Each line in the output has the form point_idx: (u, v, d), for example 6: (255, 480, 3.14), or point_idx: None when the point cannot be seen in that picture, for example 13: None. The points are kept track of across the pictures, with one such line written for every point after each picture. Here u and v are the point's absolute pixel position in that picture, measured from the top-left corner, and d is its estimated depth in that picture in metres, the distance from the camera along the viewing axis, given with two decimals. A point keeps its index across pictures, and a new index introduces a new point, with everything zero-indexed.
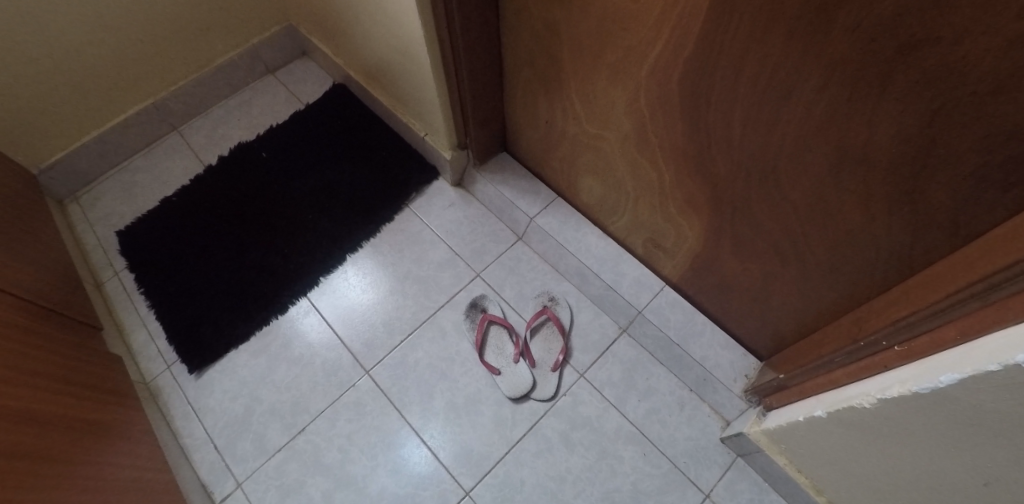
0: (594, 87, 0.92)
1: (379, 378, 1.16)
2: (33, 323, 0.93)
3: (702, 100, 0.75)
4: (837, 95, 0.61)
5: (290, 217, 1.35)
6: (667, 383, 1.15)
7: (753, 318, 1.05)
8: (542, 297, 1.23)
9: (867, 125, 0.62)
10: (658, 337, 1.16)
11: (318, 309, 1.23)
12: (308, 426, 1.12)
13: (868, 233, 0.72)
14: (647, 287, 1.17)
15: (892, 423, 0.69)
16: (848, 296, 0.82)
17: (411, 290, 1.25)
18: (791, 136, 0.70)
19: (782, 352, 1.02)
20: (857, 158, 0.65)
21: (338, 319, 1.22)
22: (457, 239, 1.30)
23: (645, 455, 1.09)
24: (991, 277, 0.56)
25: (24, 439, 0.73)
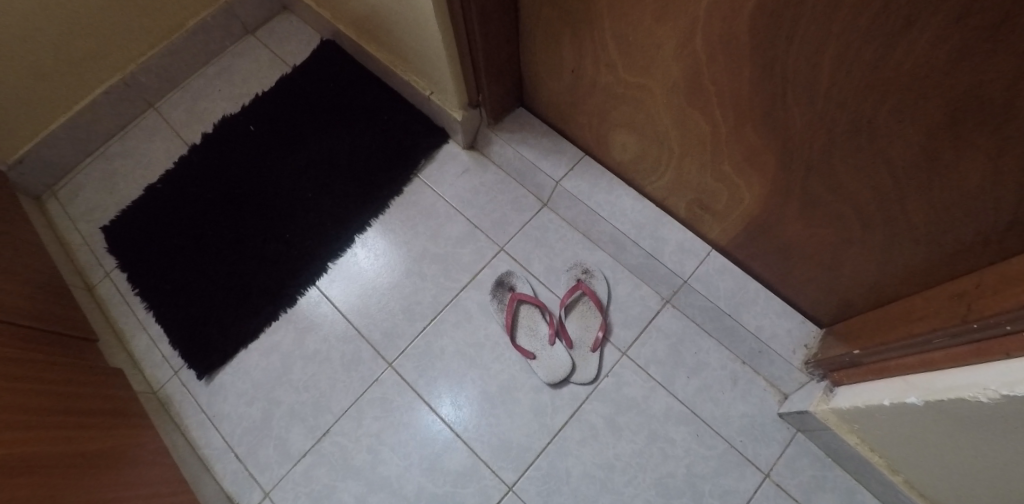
0: (636, 30, 0.77)
1: (403, 371, 1.06)
2: (23, 350, 0.84)
3: (782, 38, 0.60)
4: (973, 32, 0.46)
5: (288, 197, 1.23)
6: (718, 356, 1.05)
7: (818, 285, 0.94)
8: (575, 269, 1.11)
9: (1011, 70, 0.47)
10: (706, 307, 1.05)
11: (334, 288, 1.14)
12: (332, 427, 1.04)
13: (987, 198, 0.58)
14: (692, 253, 1.05)
15: (1015, 420, 0.58)
16: (949, 264, 0.69)
17: (430, 270, 1.13)
18: (898, 83, 0.55)
19: (854, 321, 0.91)
20: (987, 111, 0.51)
21: (352, 287, 1.14)
22: (474, 210, 1.17)
23: (698, 437, 1.01)
24: None
25: (32, 489, 0.66)
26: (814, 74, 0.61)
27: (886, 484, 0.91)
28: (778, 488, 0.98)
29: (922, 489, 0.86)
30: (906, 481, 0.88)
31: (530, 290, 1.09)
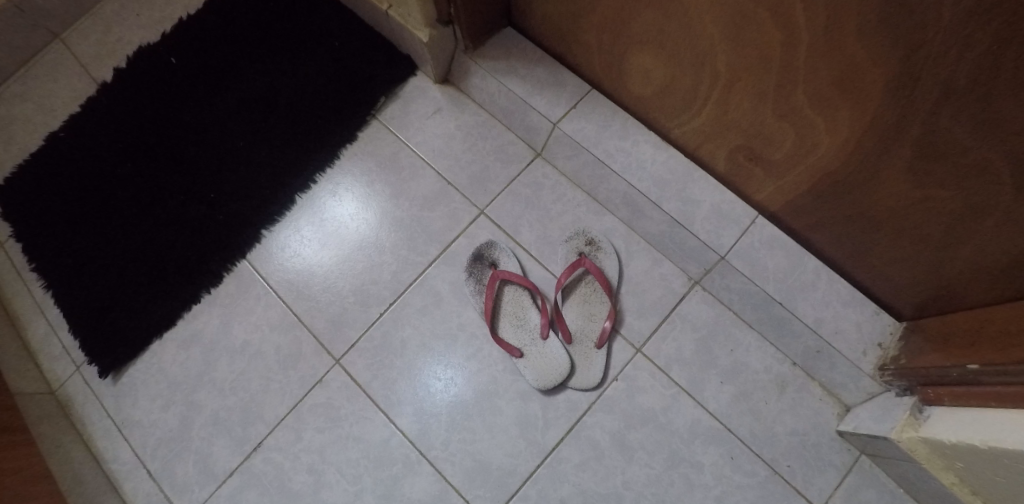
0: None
1: (353, 369, 0.82)
2: None
3: None
4: None
5: (216, 149, 0.97)
6: (761, 355, 0.81)
7: (911, 269, 0.67)
8: (575, 240, 0.84)
9: None
10: (748, 290, 0.80)
11: (318, 252, 0.89)
12: (264, 439, 0.82)
13: None
14: (731, 221, 0.79)
15: None
16: None
17: (391, 240, 0.88)
18: None
19: (958, 318, 0.65)
20: None
21: (336, 250, 0.89)
22: (448, 162, 0.91)
23: (733, 460, 0.77)
24: None
25: None
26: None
27: None
28: None
29: None
30: None
31: (515, 267, 0.83)
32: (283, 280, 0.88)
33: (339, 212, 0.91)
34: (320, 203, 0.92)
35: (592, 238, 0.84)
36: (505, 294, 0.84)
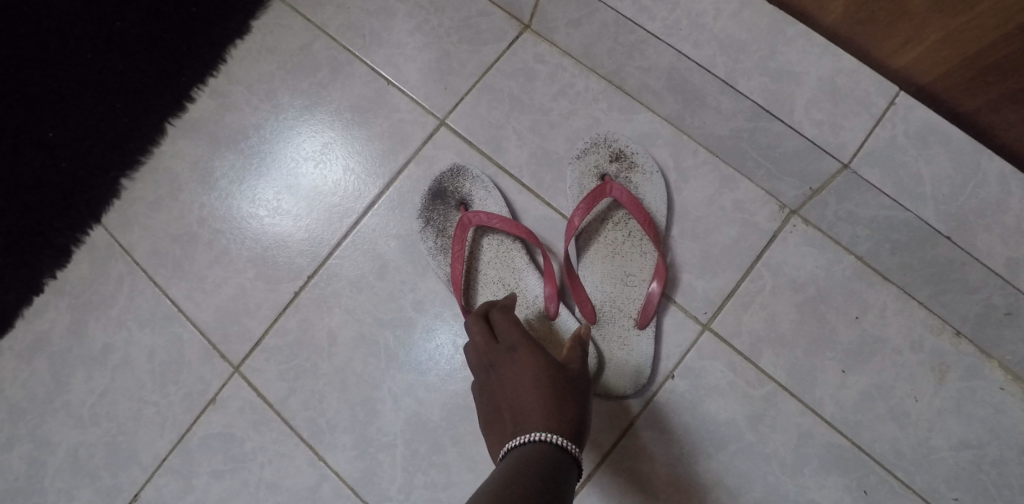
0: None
1: (260, 382, 0.53)
2: None
3: None
4: None
5: (32, 58, 0.61)
6: (904, 325, 0.50)
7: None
8: (591, 157, 0.53)
9: None
10: (887, 219, 0.48)
11: (285, 199, 0.57)
12: (141, 491, 0.54)
13: None
14: (856, 105, 0.46)
15: None
16: None
17: (341, 176, 0.56)
18: None
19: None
20: None
21: (234, 196, 0.58)
22: (386, 50, 0.58)
23: (868, 497, 0.47)
24: None
25: None
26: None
27: None
28: None
29: None
30: None
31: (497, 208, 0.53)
32: (163, 246, 0.58)
33: (296, 134, 0.58)
34: (233, 121, 0.60)
35: (619, 151, 0.53)
36: (482, 250, 0.53)
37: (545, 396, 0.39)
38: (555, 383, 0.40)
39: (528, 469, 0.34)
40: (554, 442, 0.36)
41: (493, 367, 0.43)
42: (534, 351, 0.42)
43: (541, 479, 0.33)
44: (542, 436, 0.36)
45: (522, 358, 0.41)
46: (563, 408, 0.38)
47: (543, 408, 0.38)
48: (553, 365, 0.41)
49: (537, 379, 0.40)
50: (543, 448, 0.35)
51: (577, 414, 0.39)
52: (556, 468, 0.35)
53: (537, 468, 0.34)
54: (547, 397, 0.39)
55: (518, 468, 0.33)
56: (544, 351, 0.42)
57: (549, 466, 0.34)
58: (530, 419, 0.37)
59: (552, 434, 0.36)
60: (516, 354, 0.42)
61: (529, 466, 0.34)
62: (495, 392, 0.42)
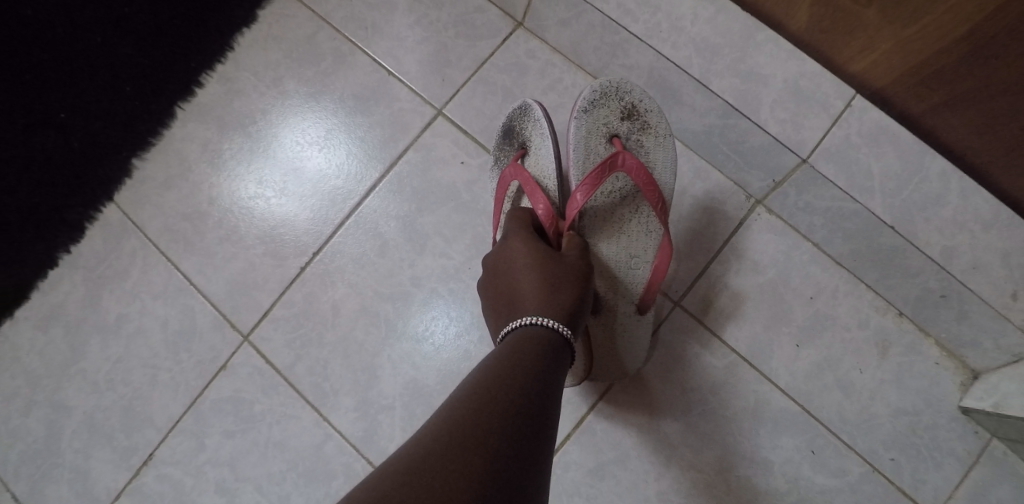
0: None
1: (268, 350, 0.57)
2: None
3: None
4: None
5: (53, 45, 0.67)
6: (856, 304, 0.55)
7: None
8: (601, 112, 0.53)
9: None
10: (840, 209, 0.54)
11: (268, 191, 0.61)
12: (156, 450, 0.59)
13: None
14: (815, 103, 0.53)
15: None
16: None
17: (320, 164, 0.60)
18: None
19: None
20: None
21: (243, 177, 0.62)
22: (388, 43, 0.61)
23: (816, 456, 0.54)
24: None
25: None
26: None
27: None
28: None
29: None
30: None
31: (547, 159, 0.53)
32: (175, 221, 0.62)
33: (300, 125, 0.62)
34: (239, 105, 0.63)
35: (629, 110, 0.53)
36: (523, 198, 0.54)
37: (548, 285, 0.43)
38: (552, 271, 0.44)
39: (527, 348, 0.38)
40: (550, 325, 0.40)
41: (504, 253, 0.47)
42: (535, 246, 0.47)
43: (538, 359, 0.37)
44: (539, 319, 0.40)
45: (524, 249, 0.46)
46: (558, 292, 0.43)
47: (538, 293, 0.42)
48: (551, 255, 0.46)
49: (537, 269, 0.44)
50: (540, 331, 0.39)
51: (575, 300, 0.43)
52: (552, 349, 0.39)
53: (534, 350, 0.38)
54: (549, 289, 0.42)
55: (517, 347, 0.38)
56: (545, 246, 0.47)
57: (546, 346, 0.39)
58: (525, 305, 0.42)
59: (548, 319, 0.40)
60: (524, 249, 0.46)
61: (525, 344, 0.38)
62: (498, 279, 0.46)
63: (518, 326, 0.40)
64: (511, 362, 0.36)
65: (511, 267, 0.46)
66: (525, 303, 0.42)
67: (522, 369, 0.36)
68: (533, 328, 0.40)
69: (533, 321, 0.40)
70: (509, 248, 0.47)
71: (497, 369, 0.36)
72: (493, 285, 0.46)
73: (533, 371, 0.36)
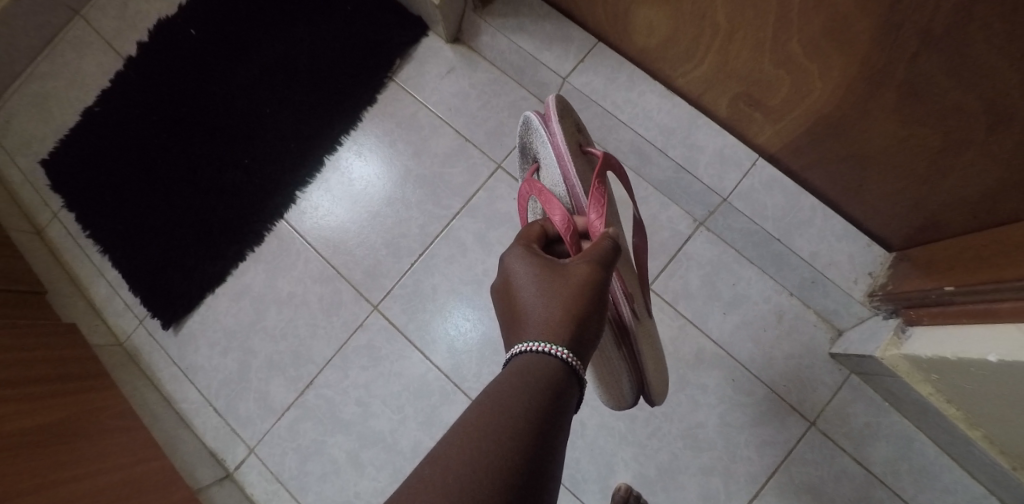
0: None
1: (391, 314, 0.93)
2: None
3: None
4: None
5: (242, 114, 1.01)
6: (762, 289, 0.87)
7: (931, 194, 0.67)
8: (566, 123, 0.72)
9: None
10: (749, 229, 0.86)
11: (335, 191, 0.97)
12: (316, 378, 0.93)
13: None
14: (732, 164, 0.86)
15: None
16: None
17: (366, 185, 0.97)
18: None
19: (984, 237, 0.64)
20: None
21: (339, 207, 0.97)
22: (464, 119, 0.95)
23: (735, 383, 0.86)
24: (946, 239, 0.71)
25: None
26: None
27: (957, 437, 0.76)
28: (823, 438, 0.84)
29: (1006, 447, 0.71)
30: (984, 436, 0.73)
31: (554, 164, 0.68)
32: (324, 233, 0.96)
33: (373, 172, 0.97)
34: (358, 159, 0.97)
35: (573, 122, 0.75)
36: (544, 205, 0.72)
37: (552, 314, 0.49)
38: (558, 285, 0.51)
39: (530, 386, 0.44)
40: (550, 353, 0.46)
41: (513, 283, 0.55)
42: (544, 270, 0.53)
43: (543, 399, 0.43)
44: (539, 347, 0.46)
45: (534, 273, 0.53)
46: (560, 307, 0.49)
47: (542, 308, 0.50)
48: (556, 271, 0.53)
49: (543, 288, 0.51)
50: (542, 360, 0.46)
51: (574, 312, 0.49)
52: (559, 369, 0.45)
53: (540, 389, 0.44)
54: (552, 310, 0.49)
55: (524, 375, 0.45)
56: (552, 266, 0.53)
57: (545, 380, 0.44)
58: (529, 328, 0.49)
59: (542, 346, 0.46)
60: (530, 281, 0.53)
61: (533, 369, 0.45)
62: (509, 305, 0.54)
63: (517, 354, 0.48)
64: (520, 383, 0.44)
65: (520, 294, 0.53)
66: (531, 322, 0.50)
67: (530, 405, 0.42)
68: (532, 359, 0.46)
69: (530, 349, 0.47)
70: (517, 278, 0.55)
71: (508, 392, 0.43)
72: (509, 312, 0.54)
73: (535, 408, 0.42)
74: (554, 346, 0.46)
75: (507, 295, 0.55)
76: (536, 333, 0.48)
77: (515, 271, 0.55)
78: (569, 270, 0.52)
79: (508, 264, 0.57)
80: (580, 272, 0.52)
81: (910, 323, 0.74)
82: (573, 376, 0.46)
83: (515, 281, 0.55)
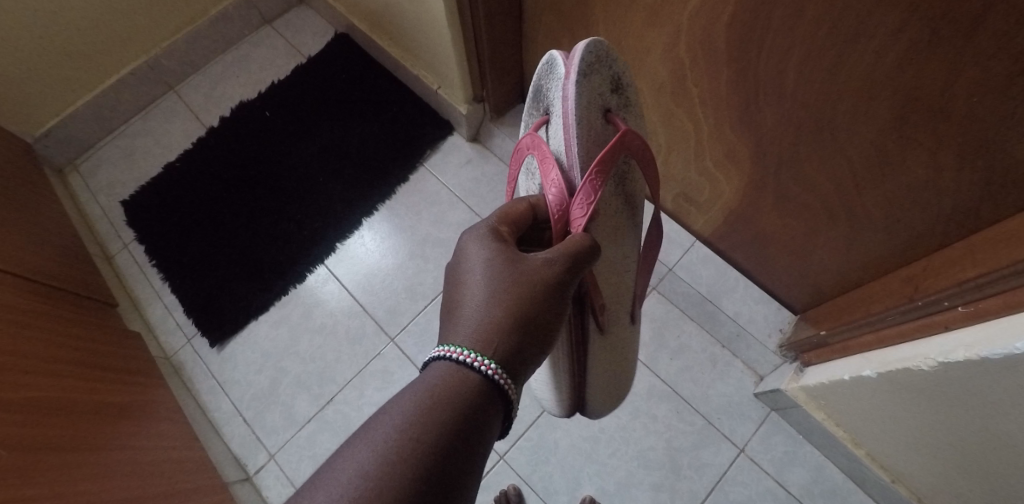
0: (631, 17, 0.83)
1: (404, 345, 1.14)
2: (68, 318, 0.95)
3: (762, 68, 0.72)
4: (898, 62, 0.59)
5: (299, 179, 1.28)
6: (699, 340, 1.12)
7: (810, 266, 0.96)
8: (592, 75, 0.47)
9: (905, 139, 0.65)
10: (689, 294, 1.14)
11: (370, 244, 1.22)
12: (336, 396, 1.11)
13: (897, 203, 0.72)
14: (677, 244, 1.17)
15: (901, 390, 0.74)
16: (880, 267, 0.83)
17: (372, 246, 1.22)
18: (848, 105, 0.67)
19: (844, 297, 0.92)
20: (909, 153, 0.66)
21: (354, 265, 1.21)
22: (476, 197, 1.24)
23: (678, 413, 1.08)
24: (824, 302, 1.00)
25: (73, 425, 0.77)
26: (813, 27, 0.63)
27: (851, 458, 0.97)
28: (751, 462, 1.04)
29: (883, 461, 0.92)
30: (868, 453, 0.94)
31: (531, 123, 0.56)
32: (357, 277, 1.20)
33: (384, 236, 1.23)
34: (388, 222, 1.24)
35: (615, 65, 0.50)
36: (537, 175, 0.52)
37: (486, 326, 0.42)
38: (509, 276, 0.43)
39: (437, 413, 0.39)
40: (472, 366, 0.40)
41: (462, 258, 0.46)
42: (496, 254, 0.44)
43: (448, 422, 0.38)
44: (457, 353, 0.41)
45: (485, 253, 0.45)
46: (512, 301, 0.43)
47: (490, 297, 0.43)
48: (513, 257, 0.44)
49: (493, 275, 0.44)
50: (455, 383, 0.40)
51: (528, 314, 0.43)
52: (475, 395, 0.40)
53: (449, 416, 0.39)
54: (498, 307, 0.42)
55: (426, 408, 0.39)
56: (508, 250, 0.45)
57: (448, 399, 0.39)
58: (468, 322, 0.43)
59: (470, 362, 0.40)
60: (485, 265, 0.44)
61: (440, 395, 0.39)
62: (448, 279, 0.46)
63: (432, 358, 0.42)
64: (411, 421, 0.38)
65: (461, 281, 0.45)
66: (463, 322, 0.43)
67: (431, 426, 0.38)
68: (442, 376, 0.40)
69: (445, 354, 0.41)
70: (470, 255, 0.45)
71: (413, 409, 0.39)
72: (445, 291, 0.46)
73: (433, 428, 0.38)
74: (477, 358, 0.40)
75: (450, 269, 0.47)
76: (464, 341, 0.42)
77: (466, 245, 0.46)
78: (524, 260, 0.44)
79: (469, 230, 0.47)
80: (534, 265, 0.43)
81: (801, 364, 1.00)
82: (494, 394, 0.41)
83: (465, 259, 0.45)
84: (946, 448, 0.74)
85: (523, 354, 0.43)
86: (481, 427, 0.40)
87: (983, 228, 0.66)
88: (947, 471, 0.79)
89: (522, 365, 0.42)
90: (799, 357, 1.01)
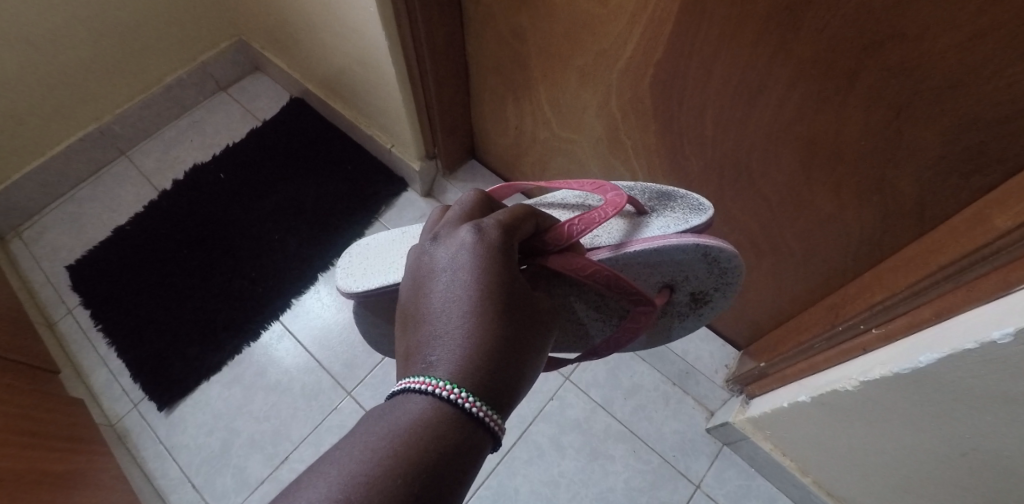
0: (566, 79, 0.91)
1: (361, 399, 1.13)
2: (9, 384, 0.91)
3: (683, 123, 0.80)
4: (796, 112, 0.67)
5: (254, 238, 1.29)
6: (651, 379, 1.16)
7: (744, 303, 1.02)
8: (701, 266, 0.62)
9: (810, 181, 0.73)
10: None
11: (326, 299, 1.23)
12: (291, 454, 1.09)
13: (812, 238, 0.80)
14: None
15: (833, 412, 0.79)
16: (806, 299, 0.90)
17: (326, 301, 1.23)
18: (760, 153, 0.75)
19: (780, 330, 0.98)
20: (816, 194, 0.74)
21: (310, 322, 1.21)
22: None
23: (636, 452, 1.10)
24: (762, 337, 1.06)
25: (16, 493, 0.74)
26: (722, 84, 0.71)
27: (800, 487, 1.00)
28: (708, 498, 1.06)
29: (829, 487, 0.95)
30: (815, 481, 0.97)
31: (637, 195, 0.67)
32: (313, 332, 1.20)
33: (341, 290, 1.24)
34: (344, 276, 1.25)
35: (719, 291, 0.66)
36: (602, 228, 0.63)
37: (469, 338, 0.44)
38: (504, 303, 0.47)
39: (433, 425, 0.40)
40: (450, 400, 0.41)
41: (449, 266, 0.48)
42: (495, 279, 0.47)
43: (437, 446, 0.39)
44: (440, 387, 0.41)
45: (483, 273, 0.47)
46: (504, 329, 0.45)
47: (486, 320, 0.45)
48: (509, 287, 0.48)
49: (489, 298, 0.46)
50: (433, 411, 0.41)
51: (516, 346, 0.46)
52: (454, 428, 0.40)
53: (440, 438, 0.40)
54: (492, 332, 0.45)
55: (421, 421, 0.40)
56: (505, 276, 0.48)
57: (438, 425, 0.40)
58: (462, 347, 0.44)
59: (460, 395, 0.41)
60: (481, 282, 0.47)
61: (411, 431, 0.40)
62: (436, 292, 0.47)
63: (406, 390, 0.42)
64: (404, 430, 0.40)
65: (448, 288, 0.47)
66: (446, 336, 0.44)
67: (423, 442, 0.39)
68: (421, 411, 0.41)
69: (422, 387, 0.42)
70: (459, 264, 0.48)
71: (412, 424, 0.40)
72: (426, 299, 0.48)
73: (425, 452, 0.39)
74: (454, 390, 0.41)
75: (433, 275, 0.49)
76: (452, 367, 0.43)
77: (455, 251, 0.48)
78: (516, 291, 0.48)
79: (460, 236, 0.49)
80: (521, 299, 0.48)
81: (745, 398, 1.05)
82: (478, 428, 0.41)
83: (453, 267, 0.48)
84: (881, 465, 0.78)
85: (507, 383, 0.44)
86: (463, 457, 0.40)
87: (886, 258, 0.74)
88: (885, 490, 0.82)
89: (503, 397, 0.44)
90: (744, 390, 1.06)
